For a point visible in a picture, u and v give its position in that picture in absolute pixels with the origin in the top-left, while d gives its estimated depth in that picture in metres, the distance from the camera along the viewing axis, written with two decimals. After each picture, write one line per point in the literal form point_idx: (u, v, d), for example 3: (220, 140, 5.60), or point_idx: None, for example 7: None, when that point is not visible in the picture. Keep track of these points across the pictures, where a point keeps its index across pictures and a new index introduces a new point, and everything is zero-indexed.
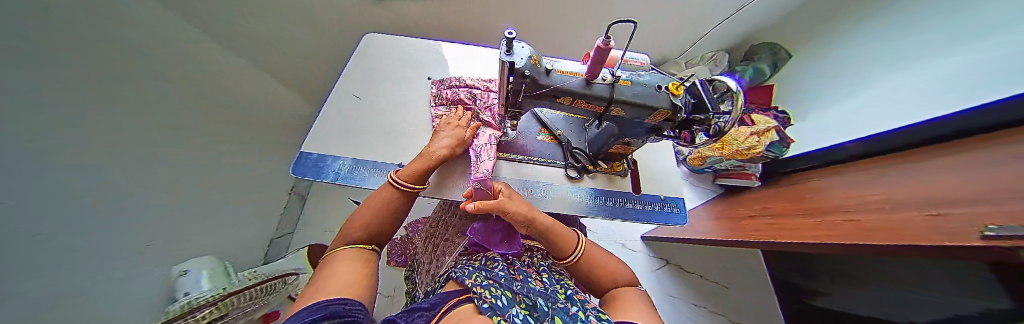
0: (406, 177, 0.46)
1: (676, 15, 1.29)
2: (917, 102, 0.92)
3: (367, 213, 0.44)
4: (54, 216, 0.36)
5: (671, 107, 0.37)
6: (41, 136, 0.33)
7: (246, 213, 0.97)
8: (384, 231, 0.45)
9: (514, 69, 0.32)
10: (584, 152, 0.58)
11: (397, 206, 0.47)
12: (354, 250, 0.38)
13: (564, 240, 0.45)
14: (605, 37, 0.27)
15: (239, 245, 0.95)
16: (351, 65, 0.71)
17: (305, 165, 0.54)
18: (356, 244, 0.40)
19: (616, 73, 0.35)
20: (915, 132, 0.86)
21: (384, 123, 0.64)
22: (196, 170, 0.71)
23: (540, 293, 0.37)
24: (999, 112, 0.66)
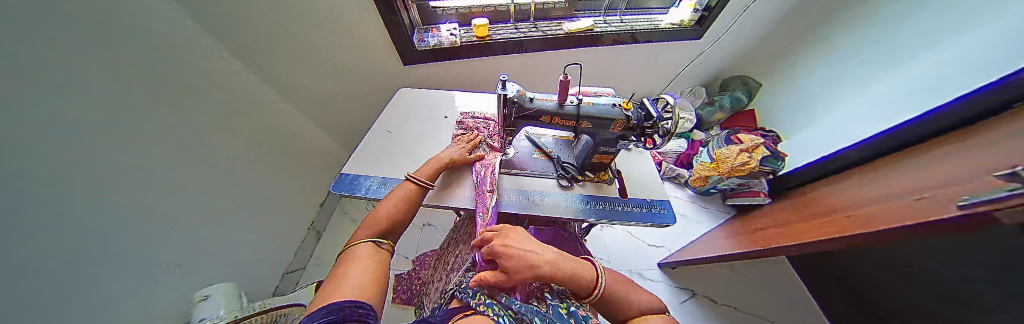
0: (423, 174, 0.59)
1: (647, 60, 1.57)
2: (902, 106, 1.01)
3: (386, 212, 0.51)
4: (51, 236, 0.40)
5: (625, 118, 0.49)
6: (47, 169, 0.39)
7: (265, 245, 1.05)
8: (397, 225, 0.51)
9: (507, 98, 0.47)
10: (573, 165, 0.68)
11: (412, 202, 0.56)
12: (369, 245, 0.44)
13: (581, 278, 0.37)
14: (565, 74, 0.42)
15: (254, 277, 1.00)
16: (387, 110, 0.91)
17: (343, 182, 0.67)
18: (372, 240, 0.46)
19: (580, 97, 0.49)
20: (897, 135, 0.90)
21: (408, 150, 0.78)
22: (222, 205, 0.81)
23: (534, 308, 0.40)
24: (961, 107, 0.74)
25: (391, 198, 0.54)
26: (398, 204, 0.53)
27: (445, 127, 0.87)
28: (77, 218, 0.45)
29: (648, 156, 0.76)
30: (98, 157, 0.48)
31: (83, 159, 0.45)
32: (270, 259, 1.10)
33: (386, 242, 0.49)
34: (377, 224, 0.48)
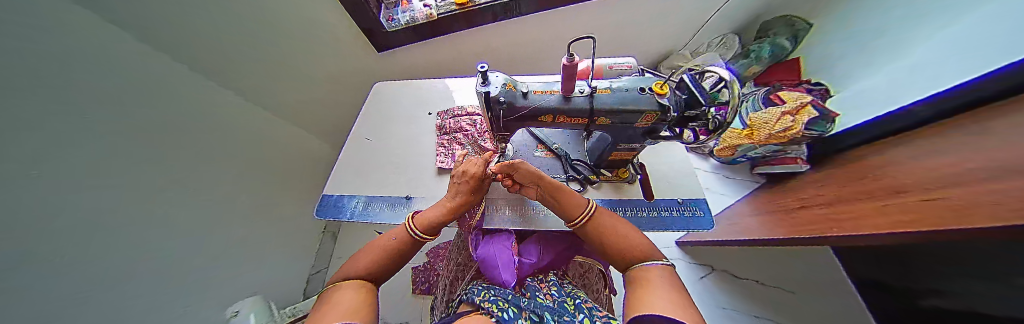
0: (423, 226, 0.51)
1: (665, 12, 1.29)
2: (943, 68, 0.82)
3: (370, 257, 0.46)
4: (86, 275, 0.41)
5: (659, 108, 0.35)
6: (70, 226, 0.40)
7: (281, 254, 1.08)
8: (384, 269, 0.46)
9: (490, 97, 0.34)
10: (585, 163, 0.57)
11: (401, 251, 0.49)
12: (354, 286, 0.39)
13: (573, 201, 0.48)
14: (569, 54, 0.28)
15: (276, 284, 1.03)
16: (364, 112, 0.81)
17: (327, 207, 0.62)
18: (355, 279, 0.41)
19: (593, 84, 0.35)
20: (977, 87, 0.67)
21: (392, 161, 0.70)
22: (234, 225, 0.82)
23: (546, 309, 0.39)
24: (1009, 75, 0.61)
25: (377, 245, 0.49)
26: (383, 256, 0.47)
27: (430, 127, 0.76)
28: (103, 266, 0.45)
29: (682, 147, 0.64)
30: (120, 204, 0.49)
31: (101, 208, 0.45)
32: (288, 265, 1.12)
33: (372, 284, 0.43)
34: (362, 264, 0.44)
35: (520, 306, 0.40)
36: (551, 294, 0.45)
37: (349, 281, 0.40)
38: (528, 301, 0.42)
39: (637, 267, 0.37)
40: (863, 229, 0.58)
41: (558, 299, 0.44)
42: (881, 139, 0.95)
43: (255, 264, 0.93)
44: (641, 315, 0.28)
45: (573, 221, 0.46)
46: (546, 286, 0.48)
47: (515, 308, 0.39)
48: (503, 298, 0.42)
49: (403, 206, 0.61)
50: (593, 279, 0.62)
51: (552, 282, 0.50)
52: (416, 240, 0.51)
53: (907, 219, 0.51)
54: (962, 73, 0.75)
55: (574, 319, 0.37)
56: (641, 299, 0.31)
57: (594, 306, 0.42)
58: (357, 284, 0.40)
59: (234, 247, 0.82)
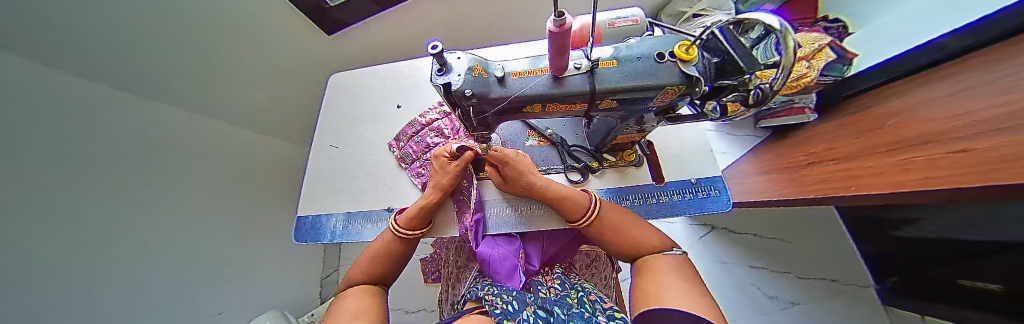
0: (404, 222, 0.44)
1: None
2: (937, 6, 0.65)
3: (365, 261, 0.42)
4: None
5: (683, 81, 0.26)
6: None
7: (278, 264, 1.05)
8: (389, 270, 0.42)
9: (453, 90, 0.25)
10: (584, 148, 0.50)
11: (395, 251, 0.43)
12: (359, 291, 0.37)
13: (574, 200, 0.39)
14: (555, 15, 0.18)
15: (277, 294, 1.02)
16: (325, 114, 0.70)
17: (304, 230, 0.56)
18: (362, 283, 0.39)
19: (592, 55, 0.25)
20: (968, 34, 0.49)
21: (366, 168, 0.61)
22: (201, 248, 0.76)
23: (553, 301, 0.36)
24: (975, 36, 0.49)
25: (373, 243, 0.44)
26: (378, 256, 0.42)
27: (401, 122, 0.66)
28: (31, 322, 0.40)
29: (700, 124, 0.56)
30: (38, 249, 0.43)
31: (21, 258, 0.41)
32: (294, 274, 1.12)
33: (377, 285, 0.40)
34: (362, 267, 0.40)
35: (525, 300, 0.36)
36: (554, 287, 0.40)
37: (357, 287, 0.38)
38: (533, 295, 0.37)
39: (643, 257, 0.34)
40: (890, 185, 0.53)
41: (561, 292, 0.39)
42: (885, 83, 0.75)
43: (245, 278, 0.89)
44: (649, 309, 0.26)
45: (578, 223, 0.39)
46: (550, 279, 0.44)
47: (520, 299, 0.35)
48: (505, 291, 0.37)
49: (386, 221, 0.54)
50: (600, 267, 0.60)
51: (557, 274, 0.45)
52: (405, 240, 0.44)
53: (921, 176, 0.47)
54: (933, 28, 0.62)
55: (578, 311, 0.33)
56: (647, 291, 0.29)
57: (598, 298, 0.37)
58: (364, 290, 0.37)
59: (210, 268, 0.78)
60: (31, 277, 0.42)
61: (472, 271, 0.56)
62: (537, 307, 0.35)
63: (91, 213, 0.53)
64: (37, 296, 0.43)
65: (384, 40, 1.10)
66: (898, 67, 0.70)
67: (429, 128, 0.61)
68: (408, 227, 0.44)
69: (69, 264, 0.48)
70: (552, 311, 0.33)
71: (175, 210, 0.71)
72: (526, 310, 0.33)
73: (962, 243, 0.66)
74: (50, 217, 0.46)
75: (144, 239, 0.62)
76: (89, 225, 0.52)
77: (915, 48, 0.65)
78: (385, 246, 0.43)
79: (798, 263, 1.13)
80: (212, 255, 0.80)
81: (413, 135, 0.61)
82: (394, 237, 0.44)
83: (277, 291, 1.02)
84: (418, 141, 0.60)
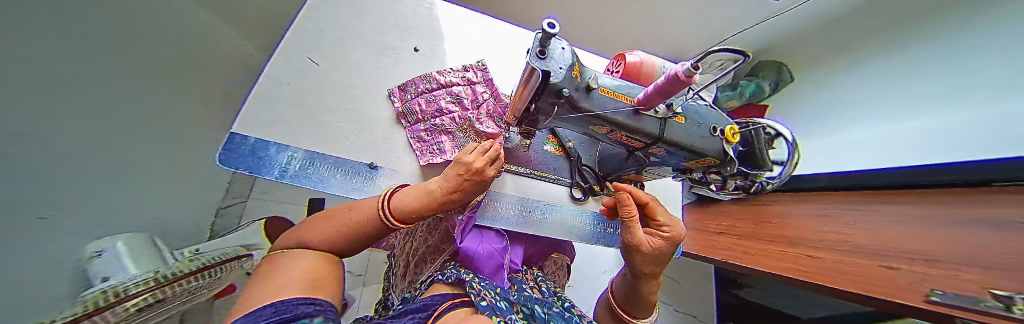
0: (397, 215, 0.34)
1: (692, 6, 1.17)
2: (890, 146, 0.82)
3: (327, 225, 0.34)
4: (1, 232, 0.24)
5: (721, 156, 0.30)
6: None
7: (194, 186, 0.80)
8: (355, 244, 0.35)
9: (548, 83, 0.22)
10: (592, 170, 0.53)
11: (371, 233, 0.35)
12: (309, 257, 0.30)
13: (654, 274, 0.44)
14: (693, 62, 0.18)
15: (184, 219, 0.79)
16: (304, 14, 0.54)
17: (237, 152, 0.40)
18: (317, 250, 0.31)
19: (674, 105, 0.27)
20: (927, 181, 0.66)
21: (355, 105, 0.51)
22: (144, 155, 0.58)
23: (537, 302, 0.36)
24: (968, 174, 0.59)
25: (353, 206, 0.36)
26: (344, 230, 0.33)
27: (415, 69, 0.57)
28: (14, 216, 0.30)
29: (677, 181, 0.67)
30: (77, 116, 0.37)
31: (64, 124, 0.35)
32: (206, 198, 0.88)
33: (334, 255, 0.33)
34: (324, 233, 0.33)
35: (509, 298, 0.35)
36: (539, 290, 0.41)
37: (306, 251, 0.30)
38: (517, 294, 0.37)
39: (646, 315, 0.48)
40: (780, 270, 0.72)
41: (548, 297, 0.40)
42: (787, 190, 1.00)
43: (166, 196, 0.69)
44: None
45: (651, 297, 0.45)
46: (533, 282, 0.44)
47: (507, 300, 0.34)
48: (491, 287, 0.36)
49: (366, 178, 0.46)
50: (561, 276, 0.65)
51: (540, 280, 0.46)
52: (387, 227, 0.35)
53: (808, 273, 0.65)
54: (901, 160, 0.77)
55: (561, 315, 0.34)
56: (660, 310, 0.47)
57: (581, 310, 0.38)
58: (316, 256, 0.30)
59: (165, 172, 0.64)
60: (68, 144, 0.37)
61: (445, 253, 0.52)
62: (521, 310, 0.34)
63: (123, 85, 0.44)
64: (53, 170, 0.34)
65: None
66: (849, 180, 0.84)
67: (444, 90, 0.57)
68: (399, 219, 0.35)
69: (88, 138, 0.41)
70: (534, 311, 0.33)
71: (171, 100, 0.58)
72: (513, 312, 0.32)
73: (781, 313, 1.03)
74: (89, 82, 0.38)
75: (137, 126, 0.51)
76: (114, 98, 0.43)
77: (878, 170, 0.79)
78: (363, 217, 0.34)
79: (681, 301, 1.42)
80: (172, 158, 0.65)
81: (425, 92, 0.55)
82: (377, 220, 0.34)
83: (185, 216, 0.79)
84: (430, 100, 0.54)
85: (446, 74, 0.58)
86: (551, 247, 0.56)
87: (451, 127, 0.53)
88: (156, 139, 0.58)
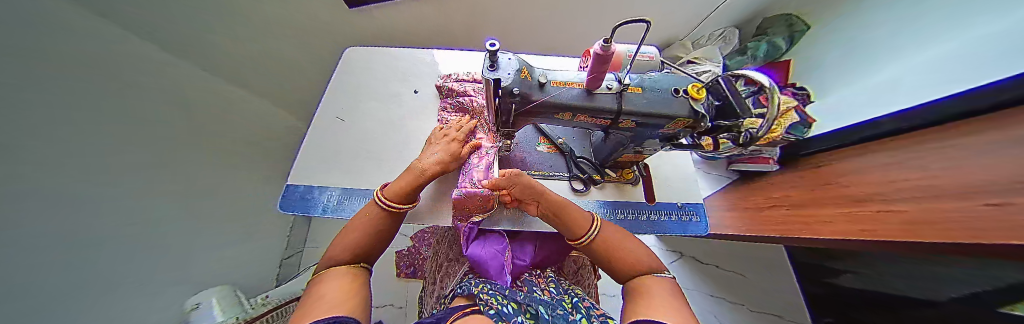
0: (393, 196, 0.40)
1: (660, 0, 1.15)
2: (896, 90, 0.73)
3: (344, 242, 0.35)
4: None
5: (692, 115, 0.31)
6: None
7: (252, 242, 0.95)
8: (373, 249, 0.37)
9: (501, 87, 0.27)
10: (589, 161, 0.54)
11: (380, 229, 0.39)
12: (342, 272, 0.30)
13: (575, 218, 0.41)
14: (605, 40, 0.22)
15: (251, 271, 0.93)
16: (333, 83, 0.69)
17: (293, 200, 0.52)
18: (344, 264, 0.32)
19: (623, 80, 0.30)
20: (919, 116, 0.61)
21: (372, 144, 0.61)
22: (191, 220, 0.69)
23: (544, 302, 0.35)
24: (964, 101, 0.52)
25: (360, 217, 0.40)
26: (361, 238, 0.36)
27: (420, 107, 0.68)
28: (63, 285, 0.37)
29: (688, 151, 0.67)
30: (109, 189, 0.47)
31: (99, 198, 0.45)
32: (266, 251, 1.03)
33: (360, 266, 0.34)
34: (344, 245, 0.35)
35: (517, 300, 0.35)
36: (549, 290, 0.40)
37: (335, 269, 0.31)
38: (525, 295, 0.37)
39: (637, 278, 0.33)
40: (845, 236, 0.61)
41: (556, 295, 0.39)
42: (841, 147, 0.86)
43: (226, 253, 0.82)
44: (634, 319, 0.25)
45: (574, 244, 0.40)
46: (543, 282, 0.43)
47: (514, 303, 0.33)
48: (501, 294, 0.35)
49: None
50: (585, 275, 0.63)
51: (552, 279, 0.45)
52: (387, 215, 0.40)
53: (880, 229, 0.54)
54: (901, 102, 0.69)
55: (569, 316, 0.31)
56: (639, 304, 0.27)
57: (592, 304, 0.36)
58: (346, 271, 0.31)
59: (215, 230, 0.77)
60: (104, 214, 0.45)
61: (464, 266, 0.55)
62: (529, 310, 0.33)
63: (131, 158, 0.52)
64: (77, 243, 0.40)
65: (403, 24, 1.09)
66: (873, 128, 0.74)
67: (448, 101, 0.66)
68: (396, 200, 0.40)
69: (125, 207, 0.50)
70: (540, 313, 0.32)
71: (190, 167, 0.69)
72: (520, 315, 0.31)
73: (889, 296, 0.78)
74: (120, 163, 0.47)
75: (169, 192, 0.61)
76: None
77: (888, 111, 0.72)
78: (368, 217, 0.39)
79: (753, 298, 1.22)
80: (216, 217, 0.78)
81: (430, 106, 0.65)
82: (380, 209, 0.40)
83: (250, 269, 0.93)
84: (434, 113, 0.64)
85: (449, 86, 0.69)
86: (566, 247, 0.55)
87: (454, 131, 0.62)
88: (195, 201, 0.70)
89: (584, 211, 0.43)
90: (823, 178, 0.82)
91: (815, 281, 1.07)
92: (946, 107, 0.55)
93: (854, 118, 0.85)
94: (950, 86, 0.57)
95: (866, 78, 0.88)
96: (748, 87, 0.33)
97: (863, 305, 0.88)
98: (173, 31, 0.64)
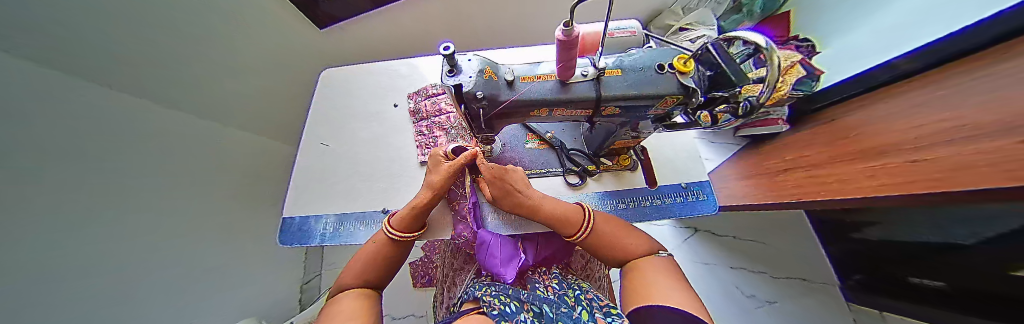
0: (399, 225, 0.39)
1: None
2: (916, 26, 0.66)
3: (355, 270, 0.34)
4: None
5: (681, 91, 0.28)
6: None
7: (265, 273, 0.97)
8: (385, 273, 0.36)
9: (464, 92, 0.25)
10: (582, 152, 0.52)
11: (388, 257, 0.37)
12: (356, 296, 0.29)
13: (566, 212, 0.37)
14: (565, 24, 0.19)
15: (267, 301, 0.95)
16: (313, 109, 0.68)
17: (291, 232, 0.52)
18: (357, 288, 0.31)
19: (598, 63, 0.27)
20: (940, 52, 0.55)
21: (360, 166, 0.60)
22: (196, 261, 0.70)
23: (548, 300, 0.31)
24: (974, 36, 0.47)
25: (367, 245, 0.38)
26: (368, 262, 0.35)
27: (401, 121, 0.66)
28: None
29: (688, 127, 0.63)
30: (101, 242, 0.48)
31: (85, 252, 0.45)
32: (283, 280, 1.05)
33: (361, 289, 0.31)
34: (352, 273, 0.33)
35: (520, 298, 0.32)
36: (552, 286, 0.36)
37: (350, 291, 0.30)
38: (528, 293, 0.33)
39: (635, 260, 0.31)
40: (867, 191, 0.56)
41: (559, 292, 0.34)
42: (851, 97, 0.80)
43: (237, 288, 0.83)
44: (636, 306, 0.23)
45: (571, 240, 0.36)
46: (548, 278, 0.40)
47: (516, 301, 0.29)
48: (505, 295, 0.32)
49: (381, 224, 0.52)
50: (596, 268, 0.61)
51: (557, 275, 0.41)
52: (397, 246, 0.38)
53: (903, 180, 0.50)
54: (920, 36, 0.62)
55: (572, 311, 0.27)
56: (638, 286, 0.26)
57: (596, 295, 0.31)
58: (358, 294, 0.29)
59: (223, 267, 0.78)
60: (99, 264, 0.46)
61: (470, 273, 0.54)
62: (532, 308, 0.29)
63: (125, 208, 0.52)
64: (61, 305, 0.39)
65: (379, 36, 1.06)
66: (889, 71, 0.67)
67: (432, 113, 0.66)
68: (399, 228, 0.39)
69: (113, 260, 0.50)
70: (542, 311, 0.28)
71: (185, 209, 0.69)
72: (523, 313, 0.27)
73: (932, 244, 0.71)
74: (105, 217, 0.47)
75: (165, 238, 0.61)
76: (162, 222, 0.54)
77: (906, 50, 0.65)
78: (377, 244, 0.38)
79: (777, 264, 1.18)
80: (222, 252, 0.79)
81: (416, 120, 0.66)
82: (388, 240, 0.38)
83: (267, 299, 0.95)
84: (421, 127, 0.64)
85: (431, 95, 0.68)
86: (572, 241, 0.52)
87: (441, 141, 0.62)
88: (197, 243, 0.71)
89: (577, 204, 0.39)
90: (837, 132, 0.77)
91: (849, 239, 1.02)
92: (964, 40, 0.49)
93: (873, 61, 0.76)
94: (977, 11, 0.50)
95: (886, 14, 0.78)
96: (747, 50, 0.29)
97: (900, 259, 0.83)
98: (157, 80, 0.66)
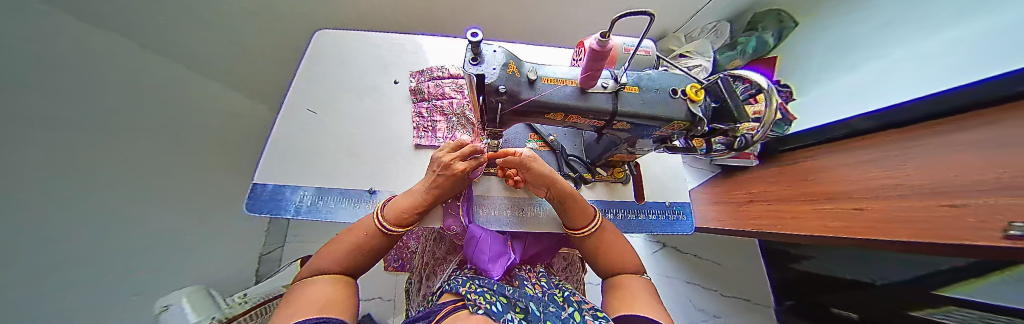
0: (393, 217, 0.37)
1: None
2: (888, 92, 0.73)
3: (335, 255, 0.31)
4: None
5: (688, 118, 0.30)
6: None
7: (226, 239, 0.89)
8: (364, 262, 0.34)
9: (485, 84, 0.24)
10: (580, 159, 0.53)
11: (374, 246, 0.35)
12: (328, 282, 0.27)
13: (581, 208, 0.39)
14: (601, 34, 0.19)
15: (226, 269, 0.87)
16: (302, 71, 0.62)
17: (262, 200, 0.48)
18: (328, 274, 0.29)
19: (619, 78, 0.28)
20: (898, 117, 0.62)
21: (349, 140, 0.56)
22: (157, 217, 0.63)
23: (532, 298, 0.32)
24: (926, 107, 0.54)
25: (350, 230, 0.36)
26: (351, 249, 0.33)
27: (400, 100, 0.63)
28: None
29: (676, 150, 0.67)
30: (64, 185, 0.43)
31: (50, 192, 0.41)
32: (242, 248, 0.97)
33: (337, 276, 0.29)
34: (333, 257, 0.31)
35: (507, 295, 0.32)
36: (539, 284, 0.38)
37: (325, 276, 0.28)
38: (514, 291, 0.34)
39: (620, 274, 0.33)
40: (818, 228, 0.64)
41: (547, 290, 0.35)
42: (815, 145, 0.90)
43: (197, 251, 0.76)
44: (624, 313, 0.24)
45: (578, 234, 0.39)
46: (534, 277, 0.41)
47: (504, 299, 0.29)
48: (493, 292, 0.32)
49: (367, 204, 0.50)
50: (574, 271, 0.64)
51: (542, 274, 0.42)
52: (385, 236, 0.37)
53: (848, 223, 0.57)
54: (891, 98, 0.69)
55: (560, 311, 0.27)
56: (628, 299, 0.27)
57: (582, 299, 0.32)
58: (332, 280, 0.28)
59: (183, 227, 0.72)
60: (60, 205, 0.42)
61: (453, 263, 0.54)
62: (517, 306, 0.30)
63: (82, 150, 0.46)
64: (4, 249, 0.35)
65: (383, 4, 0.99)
66: (852, 126, 0.76)
67: (433, 96, 0.63)
68: (394, 221, 0.37)
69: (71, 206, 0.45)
70: (529, 309, 0.28)
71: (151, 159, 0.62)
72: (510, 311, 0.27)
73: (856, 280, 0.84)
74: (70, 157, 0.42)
75: (122, 188, 0.55)
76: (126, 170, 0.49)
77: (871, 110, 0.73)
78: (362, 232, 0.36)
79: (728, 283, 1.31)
80: (183, 211, 0.72)
81: (415, 100, 0.63)
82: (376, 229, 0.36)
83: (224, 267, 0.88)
84: (419, 109, 0.61)
85: (435, 78, 0.65)
86: (558, 243, 0.54)
87: (439, 127, 0.60)
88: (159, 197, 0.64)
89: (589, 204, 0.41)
90: (798, 174, 0.86)
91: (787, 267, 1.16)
92: (919, 111, 0.57)
93: (842, 115, 0.85)
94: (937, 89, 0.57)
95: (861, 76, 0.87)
96: (748, 90, 0.32)
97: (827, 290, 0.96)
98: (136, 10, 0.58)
